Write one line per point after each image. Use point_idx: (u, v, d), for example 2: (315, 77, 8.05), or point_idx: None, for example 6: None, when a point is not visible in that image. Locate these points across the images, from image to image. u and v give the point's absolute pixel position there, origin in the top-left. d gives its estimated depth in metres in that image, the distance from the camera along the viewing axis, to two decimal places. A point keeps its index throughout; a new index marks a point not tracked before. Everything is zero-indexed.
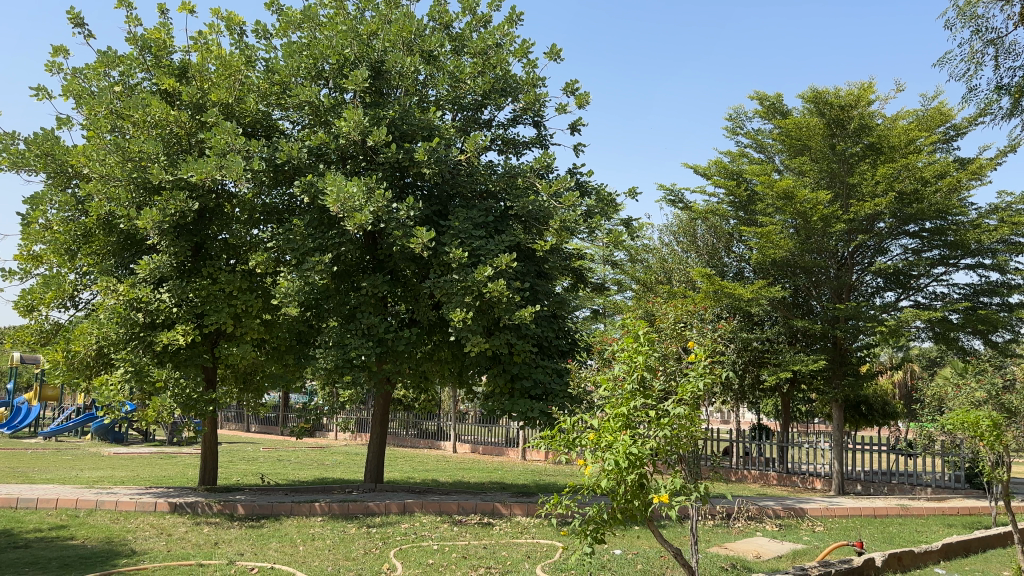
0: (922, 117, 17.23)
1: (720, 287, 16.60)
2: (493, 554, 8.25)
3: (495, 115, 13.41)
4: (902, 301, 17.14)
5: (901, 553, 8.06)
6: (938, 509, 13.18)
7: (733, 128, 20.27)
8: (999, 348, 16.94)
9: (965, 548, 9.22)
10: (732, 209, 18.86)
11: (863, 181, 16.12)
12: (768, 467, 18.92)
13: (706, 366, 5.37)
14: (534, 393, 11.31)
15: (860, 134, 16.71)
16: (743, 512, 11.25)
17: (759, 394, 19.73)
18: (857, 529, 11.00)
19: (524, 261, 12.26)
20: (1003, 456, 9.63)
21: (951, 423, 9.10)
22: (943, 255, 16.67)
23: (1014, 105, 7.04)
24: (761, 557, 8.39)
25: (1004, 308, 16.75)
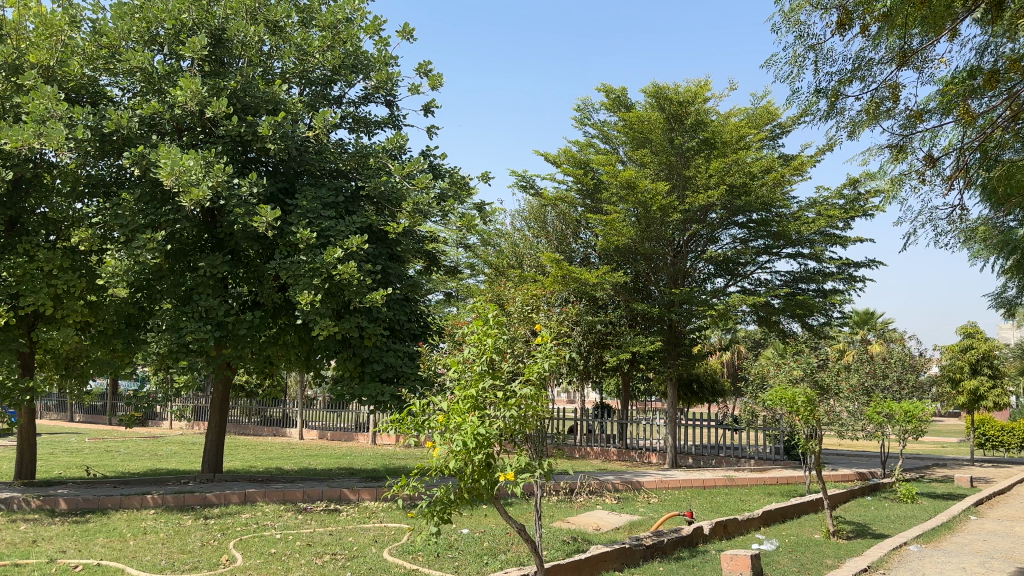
0: (751, 116, 18.51)
1: (567, 272, 17.07)
2: (339, 540, 8.11)
3: (346, 92, 13.04)
4: (731, 286, 18.45)
5: (726, 521, 8.72)
6: (760, 480, 14.36)
7: (581, 119, 20.92)
8: (814, 331, 18.62)
9: (782, 514, 10.12)
10: (579, 197, 19.48)
11: (698, 174, 17.10)
12: (609, 444, 19.83)
13: (551, 347, 5.53)
14: (385, 376, 11.18)
15: (696, 129, 17.62)
16: (584, 487, 11.73)
17: (602, 374, 20.59)
18: (688, 500, 11.78)
19: (375, 243, 12.06)
20: (814, 429, 10.63)
21: (771, 399, 9.89)
22: (767, 245, 18.07)
23: (831, 107, 7.65)
24: (601, 530, 8.80)
25: (819, 294, 18.42)
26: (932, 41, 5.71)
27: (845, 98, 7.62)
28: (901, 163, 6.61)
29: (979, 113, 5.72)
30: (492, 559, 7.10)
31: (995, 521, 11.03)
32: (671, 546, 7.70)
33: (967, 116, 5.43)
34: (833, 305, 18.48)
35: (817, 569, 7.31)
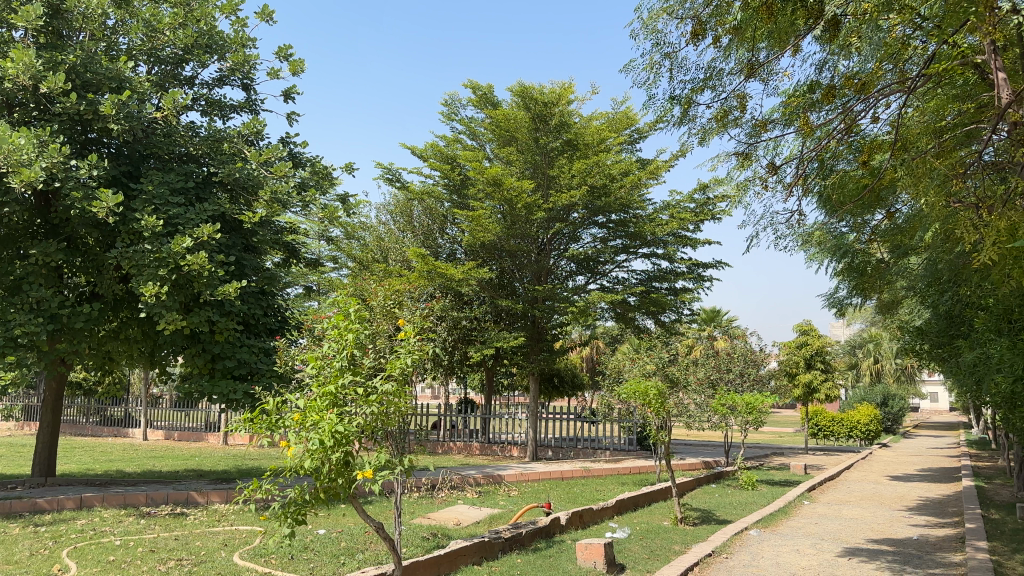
0: (612, 119, 19.14)
1: (433, 267, 16.95)
2: (185, 544, 7.64)
3: (199, 73, 12.30)
4: (590, 284, 19.02)
5: (582, 511, 8.96)
6: (615, 470, 14.90)
7: (447, 114, 20.87)
8: (666, 327, 19.53)
9: (634, 503, 10.53)
10: (445, 192, 19.43)
11: (562, 174, 17.47)
12: (471, 439, 19.92)
13: (414, 343, 5.44)
14: (238, 372, 10.67)
15: (560, 130, 17.90)
16: (445, 482, 11.70)
17: (467, 369, 20.65)
18: (546, 492, 12.03)
19: (228, 232, 11.46)
20: (664, 421, 11.13)
21: (626, 392, 10.24)
22: (625, 244, 18.78)
23: (684, 114, 7.97)
24: (460, 524, 8.79)
25: (671, 292, 19.34)
26: (777, 56, 6.08)
27: (697, 107, 7.96)
28: (747, 170, 7.00)
29: (816, 125, 6.16)
30: (350, 559, 6.93)
31: (824, 504, 12.00)
32: (528, 537, 7.82)
33: (806, 128, 5.82)
34: (684, 303, 19.46)
35: (666, 554, 7.66)
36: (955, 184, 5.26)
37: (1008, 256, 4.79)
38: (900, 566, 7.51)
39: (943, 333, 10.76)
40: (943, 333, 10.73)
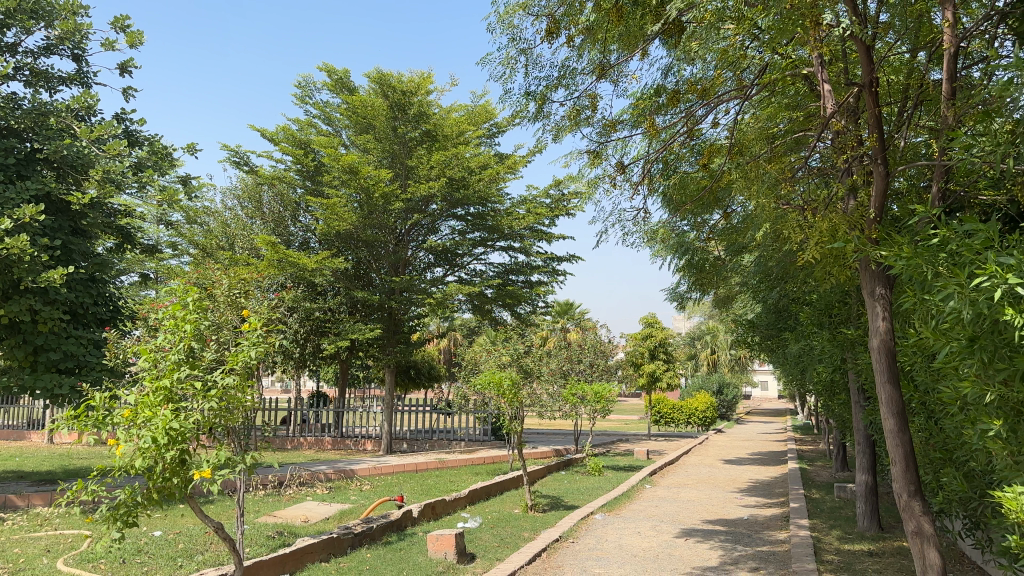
0: (471, 113, 19.24)
1: (283, 256, 16.30)
2: (0, 552, 6.91)
3: (22, 38, 11.14)
4: (448, 276, 19.01)
5: (435, 503, 8.93)
6: (468, 461, 15.01)
7: (300, 97, 20.15)
8: (521, 319, 19.88)
9: (487, 492, 10.64)
10: (298, 178, 18.75)
11: (420, 165, 17.34)
12: (323, 433, 19.41)
13: (259, 335, 5.20)
14: (64, 366, 9.81)
15: (418, 120, 17.74)
16: (295, 478, 11.33)
17: (319, 362, 20.07)
18: (399, 484, 11.93)
19: (53, 214, 10.46)
20: (518, 411, 11.30)
21: (481, 383, 10.30)
22: (483, 237, 18.90)
23: (539, 109, 8.09)
24: (309, 521, 8.54)
25: (527, 285, 19.70)
26: (626, 58, 6.29)
27: (551, 103, 8.10)
28: (598, 167, 7.22)
29: (662, 127, 6.43)
30: (188, 561, 6.53)
31: (664, 488, 12.67)
32: (380, 531, 7.71)
33: (653, 130, 6.07)
34: (539, 296, 19.88)
35: (516, 542, 7.79)
36: (784, 187, 5.66)
37: (829, 255, 5.20)
38: (731, 544, 8.05)
39: (772, 326, 11.63)
40: (772, 326, 11.60)
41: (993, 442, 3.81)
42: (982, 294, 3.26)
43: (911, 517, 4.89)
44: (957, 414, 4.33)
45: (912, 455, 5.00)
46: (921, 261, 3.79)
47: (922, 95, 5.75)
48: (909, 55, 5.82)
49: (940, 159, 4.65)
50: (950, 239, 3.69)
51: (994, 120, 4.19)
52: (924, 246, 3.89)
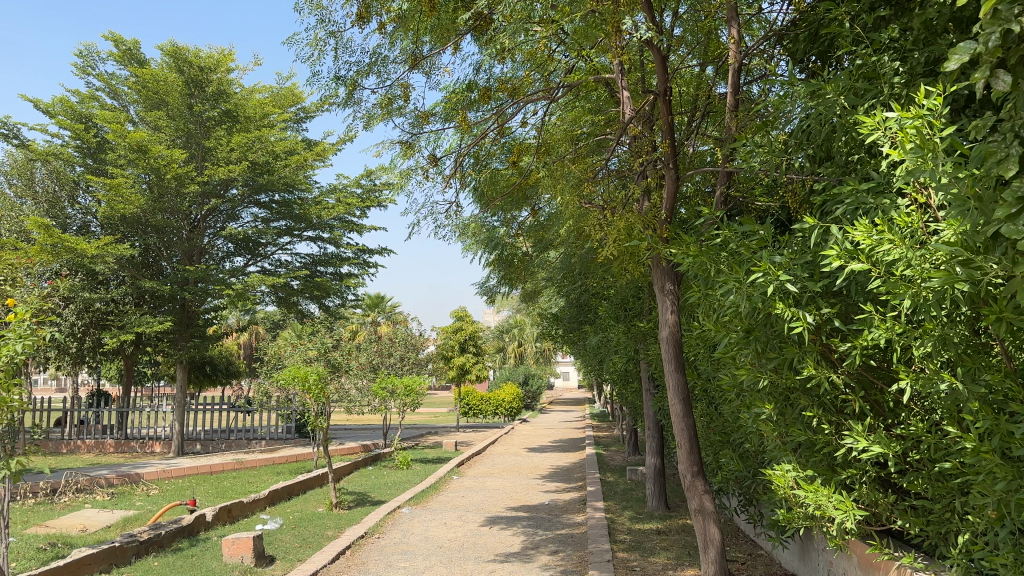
0: (276, 95, 18.45)
1: (58, 240, 14.64)
2: None
3: None
4: (250, 266, 18.06)
5: (230, 505, 8.43)
6: (269, 460, 14.35)
7: (81, 67, 18.21)
8: (329, 312, 19.32)
9: (288, 492, 10.23)
10: (78, 155, 16.96)
11: (218, 146, 16.31)
12: (104, 435, 17.69)
13: (28, 326, 4.59)
14: None
15: (217, 99, 16.69)
16: (70, 485, 10.22)
17: (100, 358, 18.27)
18: (192, 487, 11.15)
19: None
20: (323, 407, 10.95)
21: (283, 378, 9.85)
22: (288, 226, 18.11)
23: (348, 95, 7.86)
24: (87, 531, 7.74)
25: (335, 277, 19.17)
26: (438, 50, 6.26)
27: (361, 89, 7.90)
28: (409, 159, 7.14)
29: (474, 123, 6.46)
30: None
31: (471, 478, 12.87)
32: (169, 538, 7.15)
33: (464, 125, 6.09)
34: (348, 288, 19.44)
35: (319, 540, 7.55)
36: (586, 187, 5.91)
37: (625, 252, 5.49)
38: (533, 529, 8.34)
39: (574, 319, 12.18)
40: (573, 320, 12.15)
41: (765, 425, 4.22)
42: (757, 290, 3.57)
43: (694, 495, 5.30)
44: (735, 400, 4.75)
45: (695, 437, 5.43)
46: (706, 259, 4.09)
47: (708, 107, 6.24)
48: (698, 68, 6.31)
49: (723, 167, 5.06)
50: (731, 239, 4.02)
51: (768, 133, 4.63)
52: (708, 246, 4.21)
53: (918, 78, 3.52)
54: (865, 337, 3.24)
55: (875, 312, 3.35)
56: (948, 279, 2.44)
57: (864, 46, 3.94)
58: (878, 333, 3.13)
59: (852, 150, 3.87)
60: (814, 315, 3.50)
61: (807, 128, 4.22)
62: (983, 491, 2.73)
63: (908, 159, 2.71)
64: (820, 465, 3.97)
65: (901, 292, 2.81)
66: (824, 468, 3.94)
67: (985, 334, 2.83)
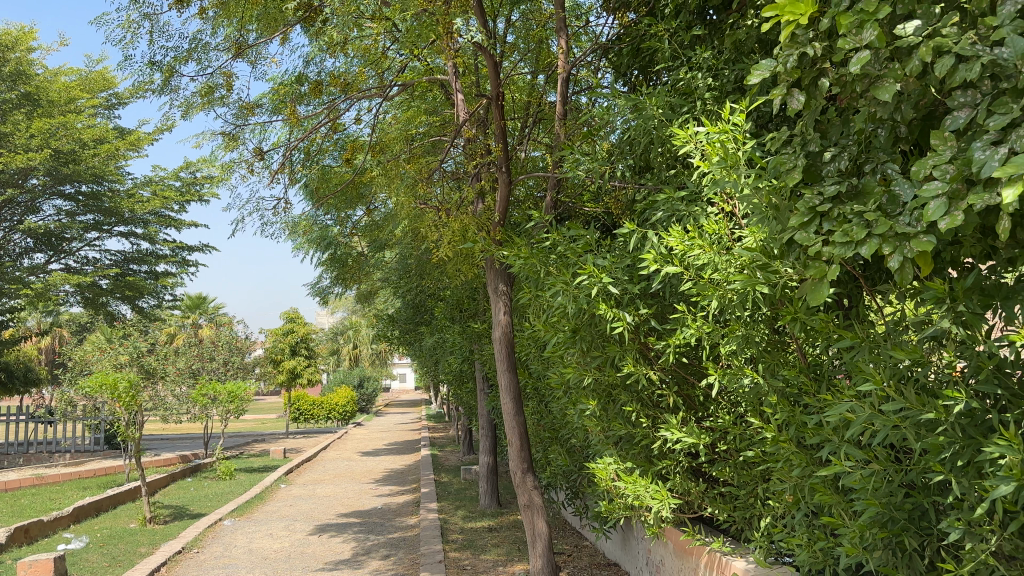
0: (85, 79, 16.96)
1: None
2: None
3: None
4: (52, 264, 16.42)
5: (27, 525, 7.60)
6: (75, 474, 13.10)
7: None
8: (144, 314, 17.96)
9: (96, 508, 9.39)
10: None
11: (16, 132, 14.71)
12: None
13: None
14: None
15: (15, 80, 15.04)
16: None
17: None
18: None
19: None
20: (136, 416, 10.14)
21: (91, 386, 9.02)
22: (97, 221, 16.64)
23: (166, 82, 7.33)
24: None
25: (151, 276, 17.85)
26: (265, 40, 5.99)
27: (180, 77, 7.39)
28: (233, 152, 6.76)
29: (304, 117, 6.23)
30: None
31: (300, 485, 12.44)
32: None
33: (292, 118, 5.85)
34: (166, 288, 18.17)
35: (130, 559, 6.98)
36: (420, 187, 5.87)
37: (459, 253, 5.51)
38: (364, 534, 8.19)
39: (409, 321, 12.10)
40: (409, 321, 12.05)
41: (588, 421, 4.40)
42: (582, 291, 3.72)
43: (524, 491, 5.42)
44: (563, 397, 4.91)
45: (524, 434, 5.55)
46: (535, 262, 4.19)
47: (539, 114, 6.41)
48: (530, 75, 6.46)
49: (553, 172, 5.21)
50: (559, 242, 4.15)
51: (594, 141, 4.84)
52: (538, 249, 4.31)
53: (728, 96, 3.82)
54: (679, 336, 3.46)
55: (688, 312, 3.58)
56: (749, 282, 2.66)
57: (680, 63, 4.20)
58: (690, 332, 3.35)
59: (669, 161, 4.13)
60: (633, 316, 3.69)
61: (630, 138, 4.44)
62: (781, 477, 3.00)
63: (716, 170, 2.93)
64: (639, 458, 4.19)
65: (710, 294, 3.02)
66: (641, 460, 4.17)
67: (781, 333, 3.11)
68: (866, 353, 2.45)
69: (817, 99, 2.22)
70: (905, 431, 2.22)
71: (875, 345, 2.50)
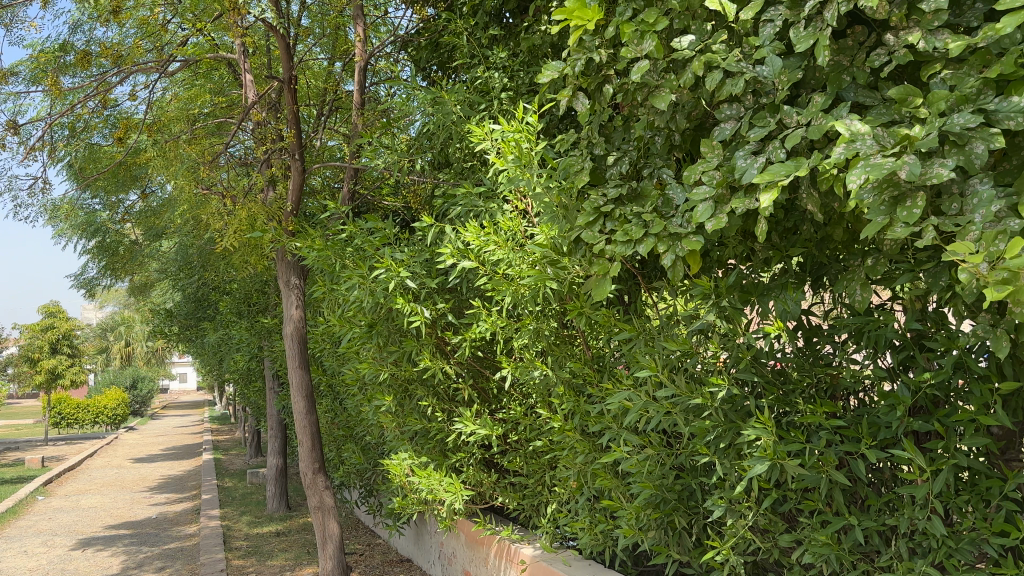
0: None
1: None
2: None
3: None
4: None
5: None
6: None
7: None
8: None
9: None
10: None
11: None
12: None
13: None
14: None
15: None
16: None
17: None
18: None
19: None
20: None
21: None
22: None
23: None
24: None
25: None
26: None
27: None
28: None
29: (67, 88, 5.57)
30: None
31: (60, 497, 11.18)
32: None
33: (53, 89, 5.20)
34: None
35: None
36: (204, 173, 5.47)
37: (247, 244, 5.21)
38: (136, 546, 7.53)
39: (191, 316, 11.28)
40: (190, 316, 11.24)
41: (383, 417, 4.35)
42: (379, 285, 3.71)
43: (315, 492, 5.24)
44: (358, 393, 4.81)
45: (316, 433, 5.37)
46: (330, 254, 4.07)
47: (336, 102, 6.24)
48: (327, 62, 6.25)
49: (350, 164, 5.09)
50: (355, 235, 4.07)
51: (393, 134, 4.79)
52: (333, 241, 4.18)
53: (522, 97, 3.94)
54: (475, 330, 3.52)
55: (483, 307, 3.66)
56: (541, 278, 2.80)
57: (478, 61, 4.27)
58: (484, 326, 3.42)
59: (467, 157, 4.18)
60: (429, 310, 3.70)
61: (429, 132, 4.44)
62: (567, 464, 3.15)
63: (510, 168, 3.02)
64: (433, 452, 4.21)
65: (504, 289, 3.11)
66: (436, 453, 4.19)
67: (569, 327, 3.27)
68: (642, 344, 2.65)
69: (603, 104, 2.34)
70: (676, 416, 2.44)
71: (650, 337, 2.71)
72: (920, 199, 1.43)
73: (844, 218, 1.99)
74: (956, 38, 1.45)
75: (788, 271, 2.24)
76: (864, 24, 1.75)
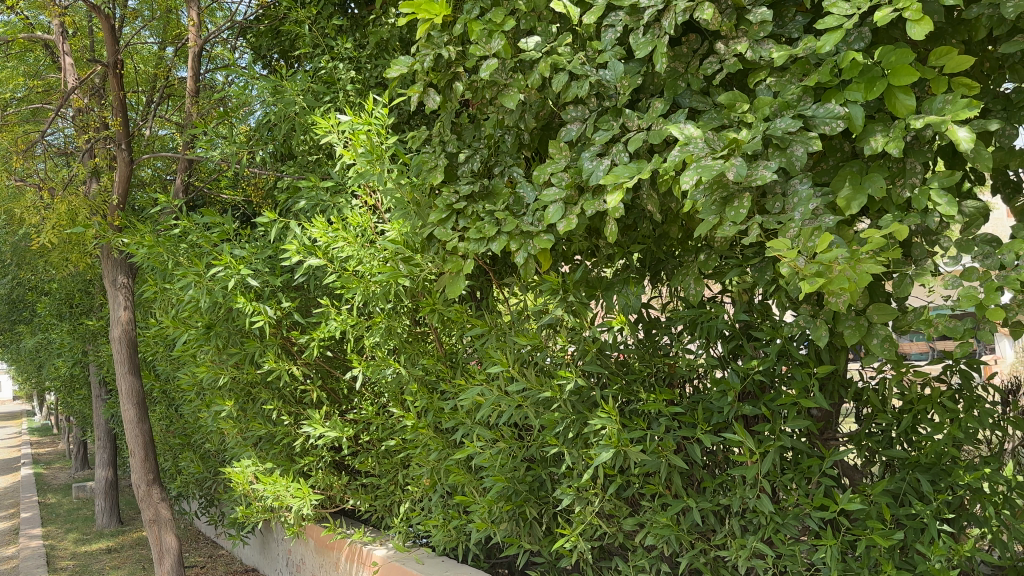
0: None
1: None
2: None
3: None
4: None
5: None
6: None
7: None
8: None
9: None
10: None
11: None
12: None
13: None
14: None
15: None
16: None
17: None
18: None
19: None
20: None
21: None
22: None
23: None
24: None
25: None
26: None
27: None
28: None
29: None
30: None
31: None
32: None
33: None
34: None
35: None
36: (16, 162, 4.94)
37: (66, 239, 4.77)
38: None
39: (3, 319, 10.21)
40: (2, 319, 10.17)
41: (224, 423, 4.14)
42: (217, 284, 3.54)
43: (149, 505, 4.89)
44: (195, 399, 4.53)
45: (149, 442, 5.01)
46: (163, 250, 3.81)
47: (168, 89, 5.83)
48: (158, 46, 5.84)
49: (184, 154, 4.78)
50: (190, 231, 3.82)
51: (232, 124, 4.54)
52: (166, 236, 3.92)
53: (369, 90, 3.86)
54: (323, 329, 3.41)
55: (331, 305, 3.57)
56: (394, 274, 2.82)
57: (323, 51, 4.13)
58: (333, 325, 3.32)
59: (313, 150, 4.04)
60: (274, 309, 3.57)
61: (271, 123, 4.25)
62: (419, 462, 3.13)
63: (359, 162, 2.96)
64: (280, 457, 4.04)
65: (354, 286, 3.04)
66: (282, 458, 4.03)
67: (422, 325, 3.25)
68: (494, 339, 2.70)
69: (453, 101, 2.34)
70: (527, 409, 2.50)
71: (502, 333, 2.76)
72: (746, 200, 1.53)
73: (679, 217, 2.10)
74: (779, 49, 1.56)
75: (629, 267, 2.33)
76: (697, 33, 1.84)
